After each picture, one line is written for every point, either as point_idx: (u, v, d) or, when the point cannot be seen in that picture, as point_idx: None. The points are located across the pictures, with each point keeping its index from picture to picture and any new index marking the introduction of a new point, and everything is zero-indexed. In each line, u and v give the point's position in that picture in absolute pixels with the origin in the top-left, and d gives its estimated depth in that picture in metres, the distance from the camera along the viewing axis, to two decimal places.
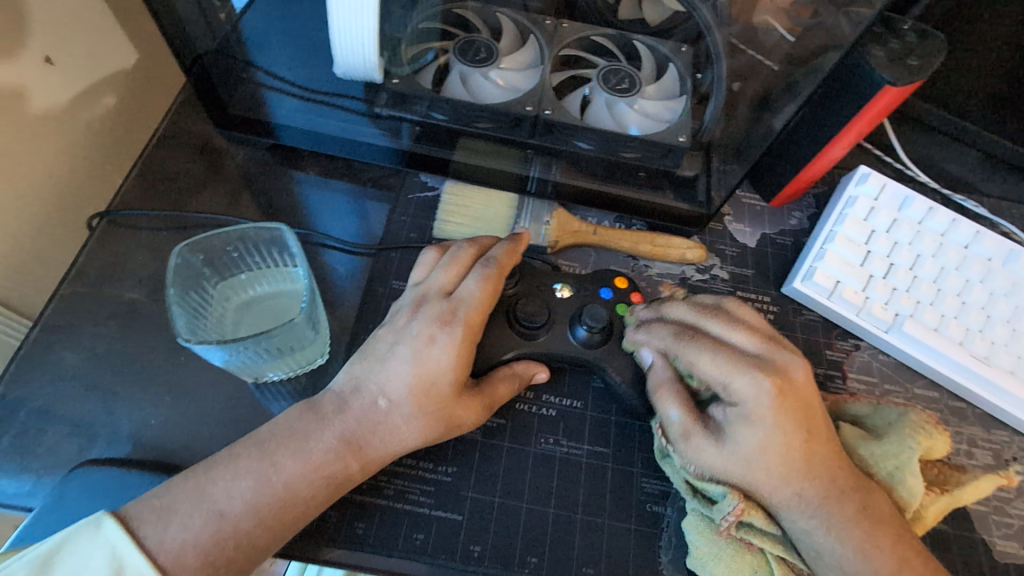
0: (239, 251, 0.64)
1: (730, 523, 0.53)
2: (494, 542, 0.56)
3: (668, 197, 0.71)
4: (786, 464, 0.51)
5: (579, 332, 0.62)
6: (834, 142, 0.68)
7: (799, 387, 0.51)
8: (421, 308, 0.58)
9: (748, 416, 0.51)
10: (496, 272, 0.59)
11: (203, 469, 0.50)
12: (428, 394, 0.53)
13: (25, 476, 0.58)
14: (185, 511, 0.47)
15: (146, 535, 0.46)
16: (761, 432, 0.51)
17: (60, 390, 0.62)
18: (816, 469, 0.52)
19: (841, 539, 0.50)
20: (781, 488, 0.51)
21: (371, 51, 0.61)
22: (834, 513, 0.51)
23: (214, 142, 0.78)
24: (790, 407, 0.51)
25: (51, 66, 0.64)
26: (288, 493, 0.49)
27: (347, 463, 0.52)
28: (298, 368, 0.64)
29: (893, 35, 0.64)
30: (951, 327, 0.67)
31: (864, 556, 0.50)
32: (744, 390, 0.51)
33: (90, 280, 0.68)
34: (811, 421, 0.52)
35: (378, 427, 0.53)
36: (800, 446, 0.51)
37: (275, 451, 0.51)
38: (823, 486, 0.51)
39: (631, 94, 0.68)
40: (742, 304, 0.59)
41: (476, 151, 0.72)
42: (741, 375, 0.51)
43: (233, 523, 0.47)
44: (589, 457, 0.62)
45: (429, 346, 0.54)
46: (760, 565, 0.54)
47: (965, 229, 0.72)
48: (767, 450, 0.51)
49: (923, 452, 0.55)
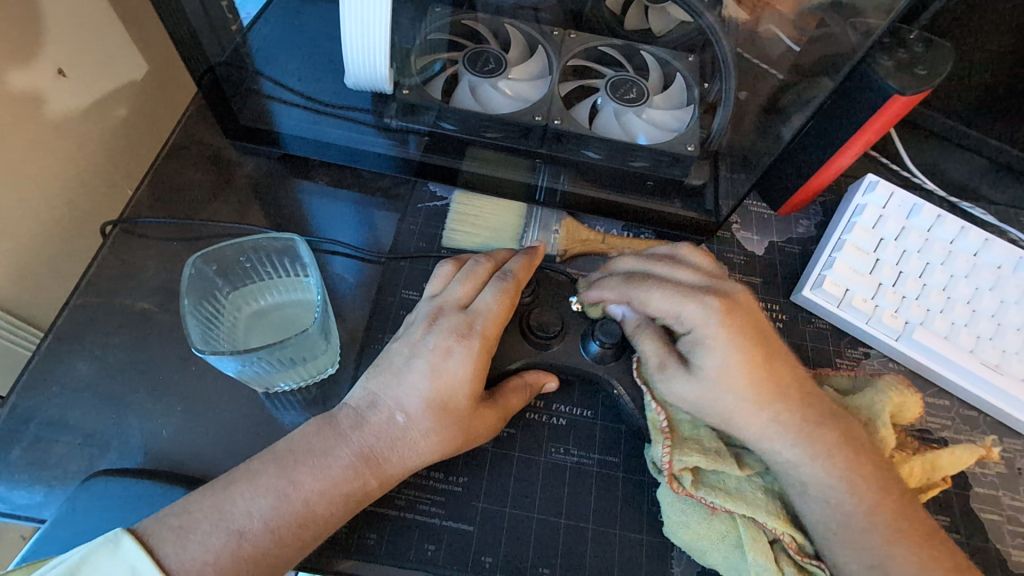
0: (252, 263, 0.51)
1: (666, 459, 0.44)
2: (542, 565, 0.45)
3: (677, 205, 0.59)
4: (747, 385, 0.43)
5: (592, 346, 0.49)
6: (841, 151, 0.57)
7: (744, 306, 0.44)
8: (438, 321, 0.45)
9: (706, 339, 0.43)
10: (515, 286, 0.47)
11: (221, 484, 0.39)
12: (446, 406, 0.42)
13: (30, 485, 0.46)
14: (203, 527, 0.37)
15: (164, 555, 0.36)
16: (720, 353, 0.43)
17: (68, 397, 0.50)
18: (786, 392, 0.43)
19: (828, 470, 0.42)
20: (747, 415, 0.43)
21: (383, 63, 0.52)
22: (814, 444, 0.42)
23: (223, 148, 0.65)
24: (742, 328, 0.43)
25: (63, 79, 0.56)
26: (309, 511, 0.39)
27: (365, 481, 0.41)
28: (308, 378, 0.51)
29: (903, 43, 0.53)
30: (961, 336, 0.54)
31: (850, 486, 0.42)
32: (693, 317, 0.43)
33: (101, 289, 0.55)
34: (763, 338, 0.44)
35: (397, 443, 0.42)
36: (761, 362, 0.43)
37: (294, 465, 0.40)
38: (798, 413, 0.43)
39: (641, 104, 0.57)
40: (693, 247, 0.50)
41: (487, 161, 0.59)
42: (689, 302, 0.44)
43: (252, 541, 0.37)
44: (602, 467, 0.49)
45: (445, 360, 0.43)
46: (730, 533, 0.44)
47: (976, 239, 0.57)
48: (729, 376, 0.42)
49: (893, 406, 0.48)
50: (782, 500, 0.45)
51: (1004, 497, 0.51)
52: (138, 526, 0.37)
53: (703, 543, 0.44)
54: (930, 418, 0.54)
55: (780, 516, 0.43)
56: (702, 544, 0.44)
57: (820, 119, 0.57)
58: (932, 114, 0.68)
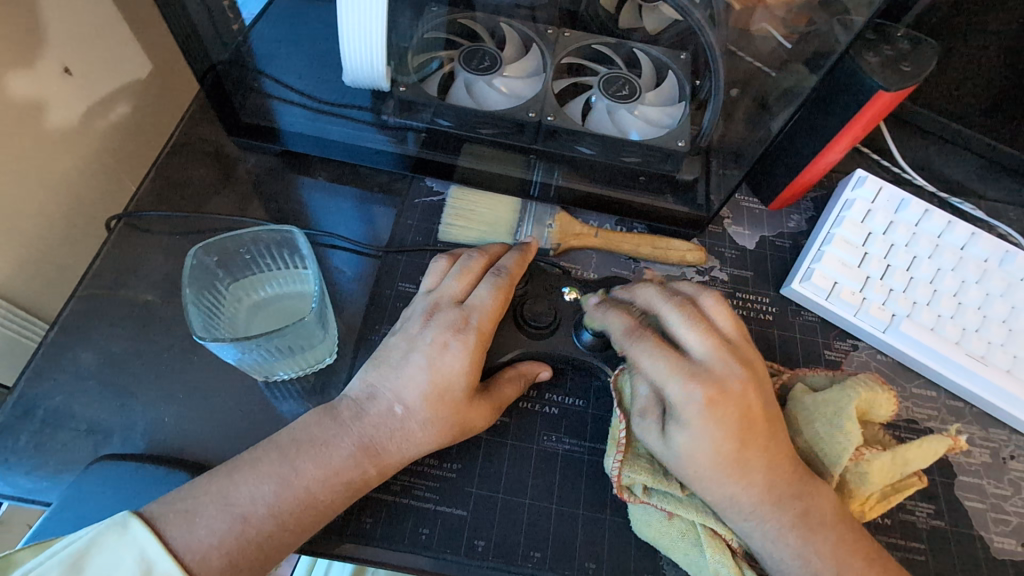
0: (253, 254, 0.52)
1: (616, 473, 0.45)
2: (532, 548, 0.46)
3: (669, 200, 0.60)
4: (713, 468, 0.41)
5: (584, 336, 0.50)
6: (828, 148, 0.58)
7: (733, 399, 0.40)
8: (434, 316, 0.46)
9: (684, 423, 0.40)
10: (509, 281, 0.48)
11: (225, 471, 0.40)
12: (443, 398, 0.43)
13: (37, 470, 0.48)
14: (209, 511, 0.38)
15: (172, 536, 0.37)
16: (688, 435, 0.40)
17: (74, 386, 0.51)
18: (750, 468, 0.41)
19: (780, 542, 0.41)
20: (710, 485, 0.41)
21: (380, 61, 0.53)
22: (774, 518, 0.41)
23: (224, 144, 0.66)
24: (722, 422, 0.40)
25: (69, 78, 0.57)
26: (311, 498, 0.40)
27: (365, 469, 0.42)
28: (306, 367, 0.52)
29: (889, 39, 0.54)
30: (946, 327, 0.55)
31: (806, 562, 0.40)
32: (676, 396, 0.40)
33: (106, 282, 0.56)
34: (748, 431, 0.41)
35: (395, 434, 0.43)
36: (732, 453, 0.40)
37: (296, 454, 0.41)
38: (771, 487, 0.41)
39: (633, 100, 0.58)
40: (717, 300, 0.45)
41: (482, 156, 0.61)
42: (675, 382, 0.40)
43: (257, 525, 0.38)
44: (593, 455, 0.50)
45: (443, 354, 0.44)
46: (689, 530, 0.44)
47: (963, 232, 0.58)
48: (695, 456, 0.41)
49: (863, 402, 0.47)
50: None
51: (988, 486, 0.52)
52: (146, 510, 0.38)
53: (665, 540, 0.45)
54: (916, 408, 0.55)
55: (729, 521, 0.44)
56: (664, 540, 0.45)
57: (806, 116, 0.59)
58: (919, 110, 0.69)
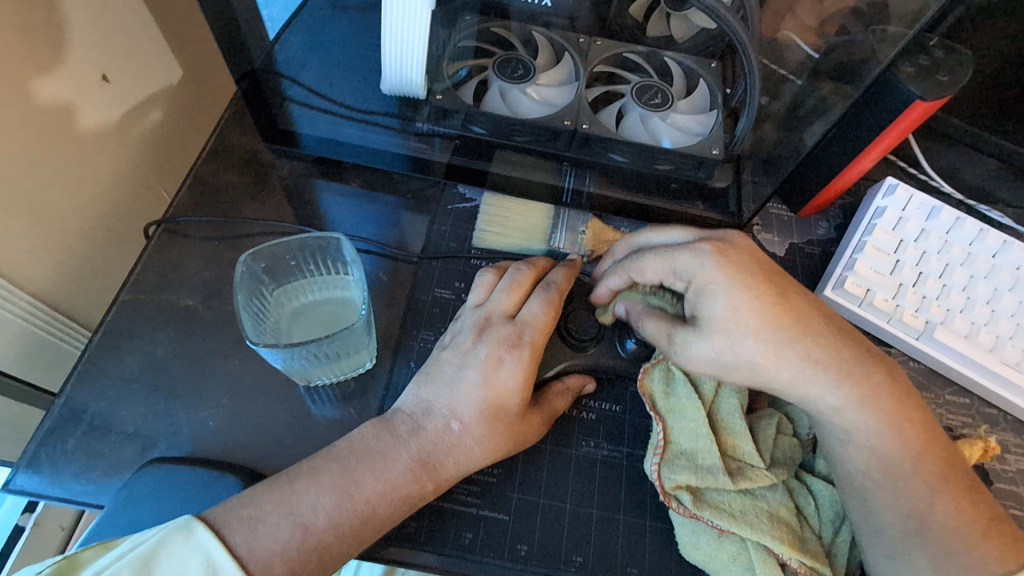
0: (298, 261, 0.53)
1: (657, 479, 0.45)
2: (574, 553, 0.46)
3: (700, 207, 0.61)
4: (767, 327, 0.43)
5: (627, 344, 0.52)
6: (862, 156, 0.57)
7: (739, 246, 0.46)
8: (486, 331, 0.47)
9: (707, 284, 0.44)
10: (559, 296, 0.49)
11: (287, 479, 0.41)
12: (497, 413, 0.44)
13: (85, 473, 0.48)
14: (272, 519, 0.39)
15: (236, 542, 0.37)
16: (725, 296, 0.43)
17: (119, 390, 0.52)
18: (809, 324, 0.44)
19: (870, 410, 0.43)
20: (774, 355, 0.43)
21: (418, 73, 0.55)
22: (852, 386, 0.43)
23: (258, 150, 0.66)
24: (743, 267, 0.44)
25: (108, 85, 0.58)
26: (369, 509, 0.40)
27: (422, 482, 0.42)
28: (344, 373, 0.53)
29: (924, 49, 0.54)
30: (981, 335, 0.55)
31: (893, 430, 0.43)
32: (689, 267, 0.46)
33: (147, 287, 0.57)
34: (772, 279, 0.44)
35: (452, 448, 0.43)
36: (774, 304, 0.43)
37: (355, 464, 0.41)
38: (825, 347, 0.43)
39: (665, 109, 0.59)
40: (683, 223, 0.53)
41: (514, 163, 0.61)
42: (681, 253, 0.46)
43: (317, 533, 0.39)
44: (632, 460, 0.51)
45: (497, 369, 0.44)
46: (740, 554, 0.44)
47: (996, 240, 0.58)
48: (742, 318, 0.43)
49: None
50: (790, 525, 0.44)
51: None
52: (207, 514, 0.39)
53: (715, 564, 0.44)
54: (950, 415, 0.55)
55: (786, 540, 0.43)
56: (713, 563, 0.44)
57: (842, 125, 0.58)
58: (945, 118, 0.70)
